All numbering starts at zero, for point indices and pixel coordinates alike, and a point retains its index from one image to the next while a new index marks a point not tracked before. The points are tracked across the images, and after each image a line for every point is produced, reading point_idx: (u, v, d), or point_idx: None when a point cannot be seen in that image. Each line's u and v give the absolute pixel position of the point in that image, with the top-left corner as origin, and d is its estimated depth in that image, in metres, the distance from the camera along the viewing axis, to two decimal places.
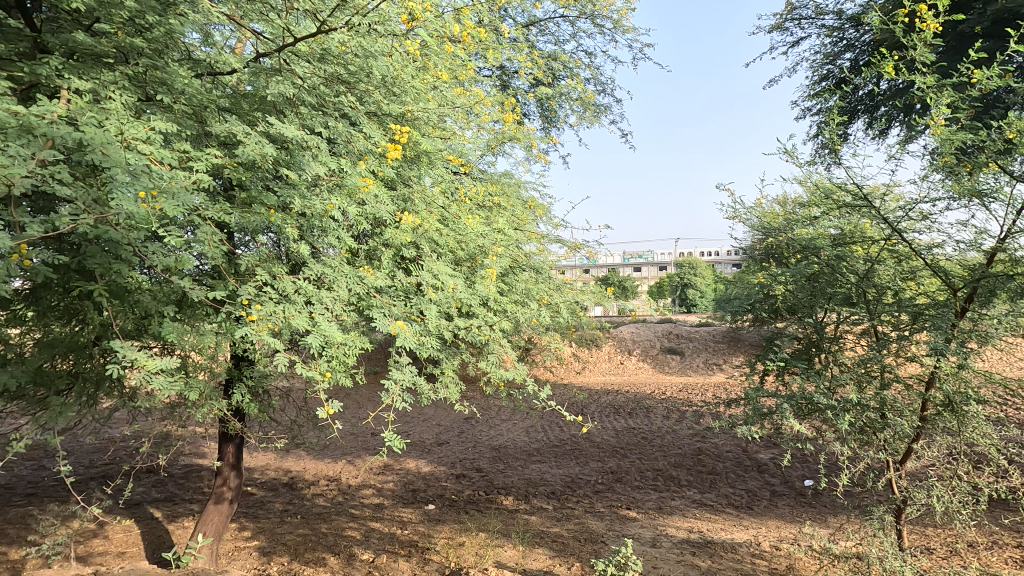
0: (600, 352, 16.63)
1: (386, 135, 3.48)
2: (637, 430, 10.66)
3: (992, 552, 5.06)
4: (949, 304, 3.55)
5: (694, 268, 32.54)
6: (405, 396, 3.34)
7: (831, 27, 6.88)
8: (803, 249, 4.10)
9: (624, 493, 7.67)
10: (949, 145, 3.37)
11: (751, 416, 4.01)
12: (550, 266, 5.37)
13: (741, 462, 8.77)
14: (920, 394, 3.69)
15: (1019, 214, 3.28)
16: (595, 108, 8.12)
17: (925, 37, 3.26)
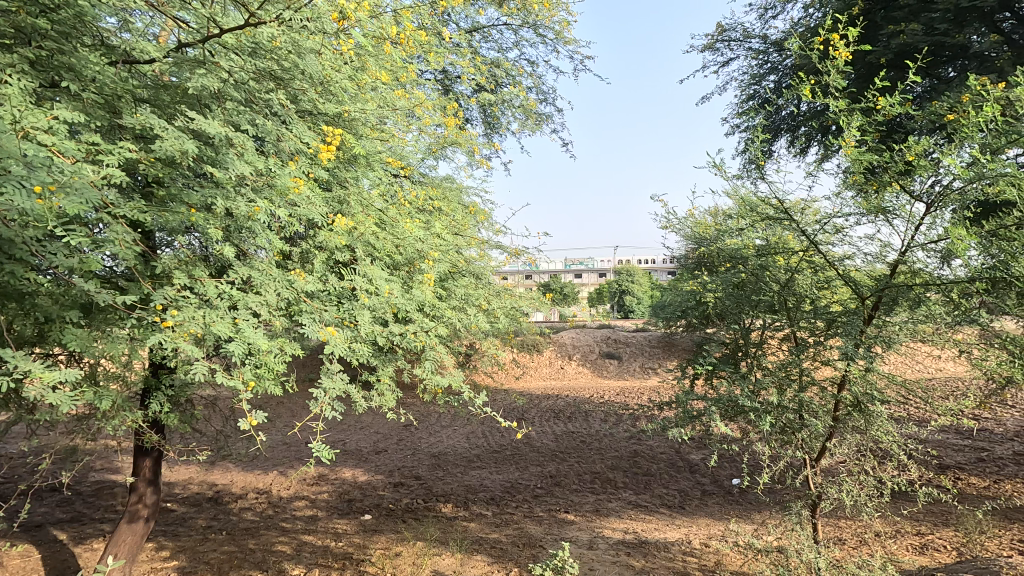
0: (541, 357, 16.80)
1: (320, 135, 3.38)
2: (576, 434, 10.84)
3: (895, 540, 5.50)
4: (858, 312, 3.83)
5: (632, 275, 33.59)
6: (336, 405, 3.24)
7: (757, 50, 7.32)
8: (731, 259, 4.27)
9: (562, 497, 7.75)
10: (858, 166, 3.65)
11: (681, 419, 4.16)
12: (491, 271, 5.35)
13: (674, 463, 9.09)
14: (833, 396, 3.95)
15: (917, 230, 3.60)
16: (537, 116, 8.21)
17: (837, 65, 3.52)
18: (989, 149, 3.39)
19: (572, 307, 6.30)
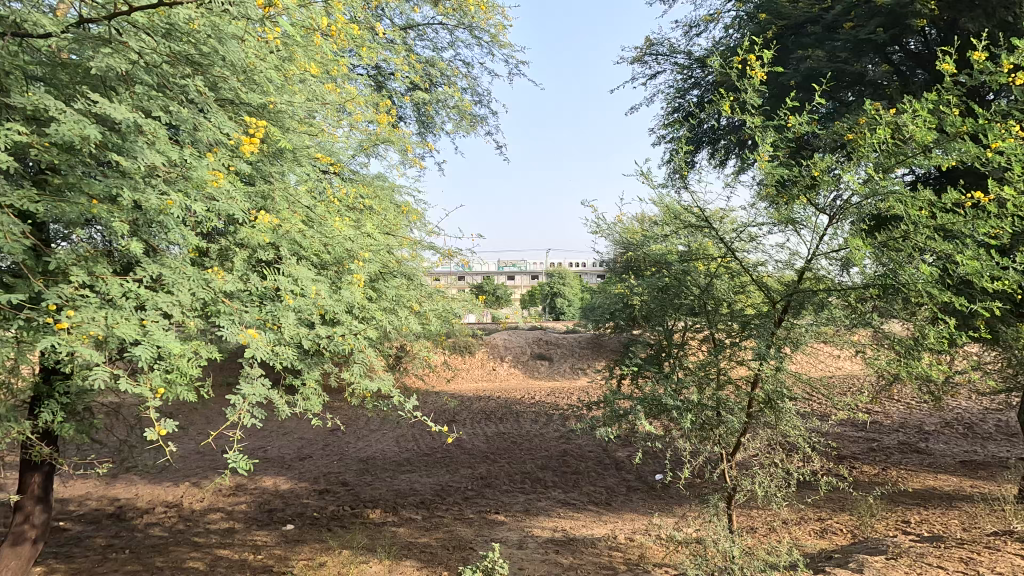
0: (473, 358, 16.77)
1: (241, 126, 3.20)
2: (507, 435, 10.91)
3: (800, 527, 5.94)
4: (770, 315, 4.11)
5: (563, 278, 34.29)
6: (257, 411, 3.07)
7: (682, 65, 7.69)
8: (656, 263, 4.43)
9: (493, 497, 7.78)
10: (772, 179, 3.92)
11: (609, 418, 4.28)
12: (423, 272, 5.27)
13: (601, 460, 9.36)
14: (747, 393, 4.21)
15: (821, 240, 3.91)
16: (472, 118, 8.19)
17: (754, 83, 3.76)
18: (882, 168, 3.74)
19: (505, 309, 6.26)
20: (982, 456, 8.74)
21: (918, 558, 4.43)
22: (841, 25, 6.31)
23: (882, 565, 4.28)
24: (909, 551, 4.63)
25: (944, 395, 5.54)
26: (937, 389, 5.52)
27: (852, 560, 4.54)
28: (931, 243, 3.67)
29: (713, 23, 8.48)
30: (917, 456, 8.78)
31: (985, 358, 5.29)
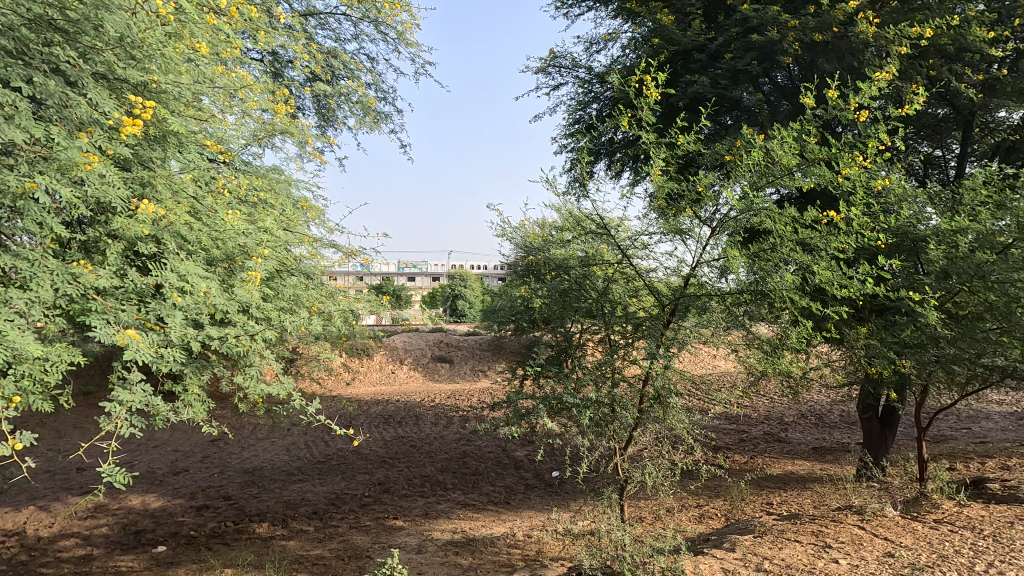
0: (372, 361, 16.26)
1: (119, 105, 2.91)
2: (406, 439, 10.73)
3: (682, 513, 6.45)
4: (659, 317, 4.42)
5: (465, 280, 34.36)
6: (134, 420, 2.80)
7: (583, 79, 8.06)
8: (557, 268, 4.58)
9: (391, 503, 7.62)
10: (663, 191, 4.24)
11: (511, 417, 4.37)
12: (322, 271, 5.05)
13: (500, 460, 9.51)
14: (639, 391, 4.48)
15: (704, 249, 4.28)
16: (376, 114, 7.99)
17: (648, 102, 4.04)
18: (755, 186, 4.19)
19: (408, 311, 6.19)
20: (829, 442, 10.04)
21: (779, 535, 4.99)
22: (722, 55, 6.97)
23: (750, 543, 4.77)
24: (771, 529, 5.20)
25: (801, 389, 6.30)
26: (796, 383, 6.25)
27: (726, 540, 5.01)
28: (793, 256, 4.17)
29: (612, 42, 8.97)
30: (779, 444, 9.88)
31: (834, 356, 6.08)
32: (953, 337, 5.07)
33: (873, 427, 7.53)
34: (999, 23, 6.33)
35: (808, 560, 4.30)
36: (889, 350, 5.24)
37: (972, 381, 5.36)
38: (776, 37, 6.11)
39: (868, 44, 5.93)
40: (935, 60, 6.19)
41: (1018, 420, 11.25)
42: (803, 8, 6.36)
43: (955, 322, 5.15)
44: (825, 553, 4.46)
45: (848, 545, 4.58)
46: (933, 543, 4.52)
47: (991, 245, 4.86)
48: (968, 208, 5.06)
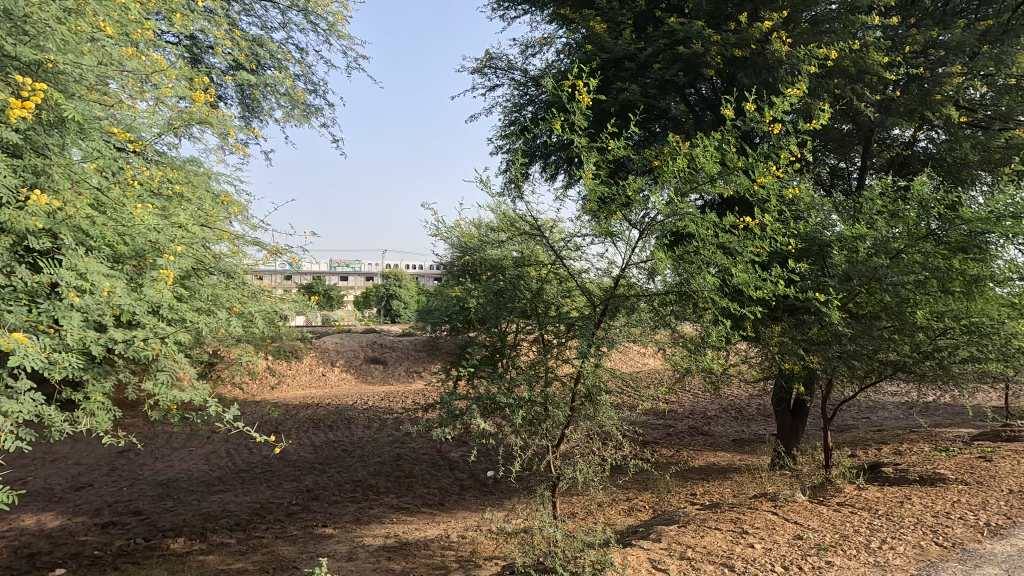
0: (301, 364, 15.64)
1: (8, 86, 2.64)
2: (337, 443, 10.40)
3: (612, 507, 6.65)
4: (590, 317, 4.51)
5: (399, 279, 33.79)
6: (23, 433, 2.54)
7: (519, 82, 8.12)
8: (491, 268, 4.59)
9: (320, 510, 7.35)
10: (595, 195, 4.34)
11: (444, 419, 4.33)
12: (245, 270, 4.78)
13: (435, 462, 9.42)
14: (571, 389, 4.56)
15: (633, 252, 4.44)
16: (304, 107, 7.67)
17: (581, 107, 4.14)
18: (680, 192, 4.38)
19: (338, 311, 5.99)
20: (747, 434, 10.68)
21: (701, 524, 5.25)
22: (651, 65, 7.24)
23: (675, 533, 4.98)
24: (694, 519, 5.46)
25: (721, 384, 6.66)
26: (718, 380, 6.59)
27: (652, 531, 5.20)
28: (715, 259, 4.39)
29: (547, 46, 9.11)
30: (702, 437, 10.39)
31: (751, 353, 6.47)
32: (854, 335, 5.52)
33: (785, 419, 8.07)
34: (894, 49, 6.96)
35: (727, 546, 4.54)
36: (799, 347, 5.64)
37: (870, 375, 5.86)
38: (700, 50, 6.41)
39: (782, 61, 6.36)
40: (840, 80, 6.73)
41: (907, 409, 12.46)
42: (724, 24, 6.72)
43: (856, 321, 5.61)
44: (742, 539, 4.73)
45: (763, 531, 4.88)
46: (836, 524, 4.90)
47: (886, 250, 5.34)
48: (867, 216, 5.54)
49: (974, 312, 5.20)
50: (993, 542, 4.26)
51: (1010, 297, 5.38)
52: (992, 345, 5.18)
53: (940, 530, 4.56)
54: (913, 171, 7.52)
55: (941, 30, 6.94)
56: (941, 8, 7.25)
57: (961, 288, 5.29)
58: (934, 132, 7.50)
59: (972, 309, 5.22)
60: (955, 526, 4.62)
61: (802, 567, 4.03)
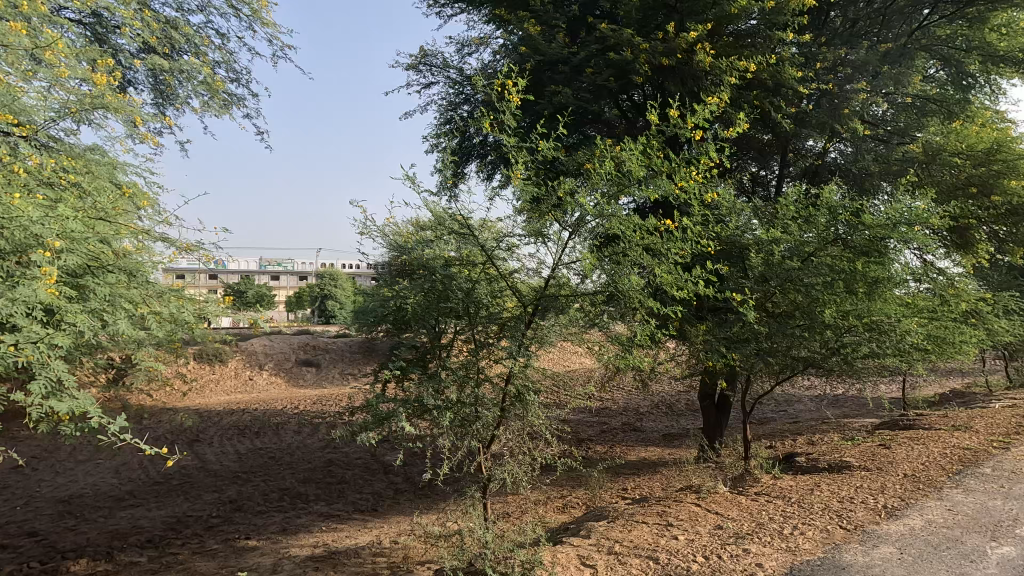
0: (226, 368, 14.82)
1: None
2: (264, 450, 9.92)
3: (546, 505, 6.71)
4: (521, 317, 4.51)
5: (335, 279, 32.78)
6: None
7: (454, 80, 8.06)
8: (421, 268, 4.49)
9: (243, 521, 6.97)
10: (526, 195, 4.35)
11: (371, 422, 4.20)
12: (154, 269, 4.45)
13: (368, 467, 9.18)
14: (501, 390, 4.54)
15: (562, 252, 4.48)
16: (226, 96, 7.25)
17: (510, 106, 4.14)
18: (608, 193, 4.46)
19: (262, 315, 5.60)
20: (676, 429, 11.10)
21: (629, 518, 5.38)
22: (584, 69, 7.37)
23: (604, 528, 5.08)
24: (623, 513, 5.60)
25: (650, 382, 6.87)
26: (646, 377, 6.80)
27: (583, 528, 5.28)
28: (642, 260, 4.51)
29: (483, 46, 9.09)
30: (634, 433, 10.70)
31: (678, 351, 6.72)
32: (770, 333, 5.84)
33: (710, 414, 8.45)
34: (807, 65, 7.42)
35: (652, 539, 4.68)
36: (721, 345, 5.90)
37: (784, 371, 6.22)
38: (629, 57, 6.60)
39: (706, 72, 6.64)
40: (758, 92, 7.11)
41: (820, 401, 13.38)
42: (653, 33, 6.94)
43: (772, 319, 5.93)
44: (667, 531, 4.88)
45: (687, 522, 5.06)
46: (753, 513, 5.16)
47: (798, 254, 5.68)
48: (782, 221, 5.87)
49: (874, 310, 5.56)
50: (889, 523, 4.61)
51: (907, 297, 5.80)
52: (890, 342, 5.64)
53: (844, 514, 4.90)
54: (824, 180, 7.99)
55: (847, 49, 7.47)
56: (848, 29, 7.81)
57: (864, 288, 5.58)
58: (842, 144, 8.06)
59: (872, 308, 5.57)
60: (858, 510, 4.97)
61: (721, 555, 4.20)
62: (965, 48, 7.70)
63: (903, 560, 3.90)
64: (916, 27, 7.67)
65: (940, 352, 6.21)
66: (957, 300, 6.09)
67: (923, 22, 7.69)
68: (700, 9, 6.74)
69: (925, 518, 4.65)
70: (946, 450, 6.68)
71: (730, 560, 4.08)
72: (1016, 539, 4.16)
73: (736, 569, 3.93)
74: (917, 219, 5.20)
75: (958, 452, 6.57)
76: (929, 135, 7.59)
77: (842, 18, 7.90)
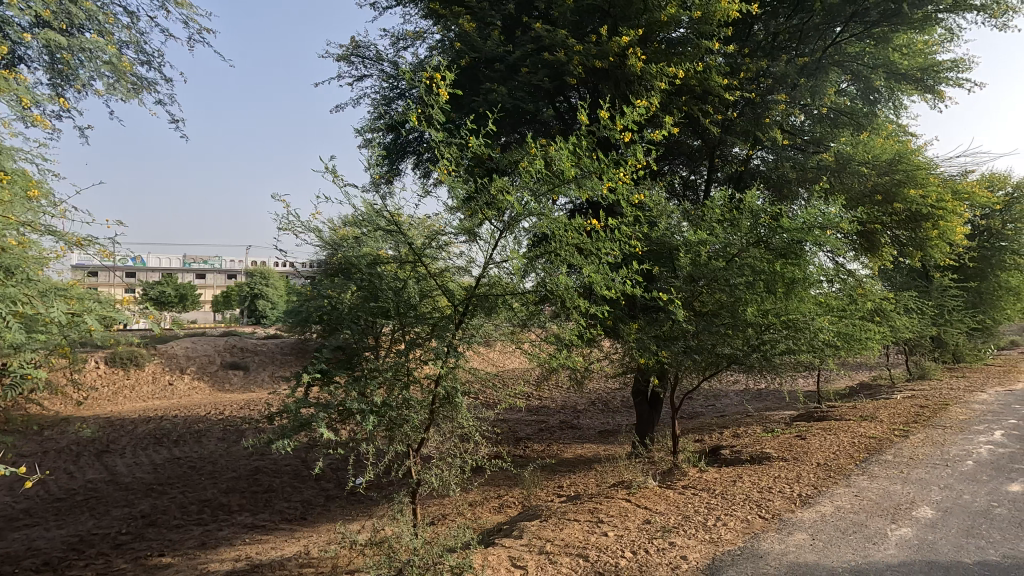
0: (142, 373, 13.80)
1: None
2: (183, 460, 9.30)
3: (481, 506, 6.64)
4: (451, 318, 4.39)
5: (267, 278, 31.36)
6: None
7: (389, 74, 7.85)
8: (345, 266, 4.28)
9: (156, 537, 6.47)
10: (456, 192, 4.26)
11: (290, 429, 3.95)
12: (43, 265, 4.04)
13: (298, 473, 8.79)
14: (430, 391, 4.42)
15: (493, 251, 4.41)
16: (135, 80, 6.69)
17: (440, 100, 4.02)
18: (539, 192, 4.43)
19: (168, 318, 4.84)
20: (612, 425, 11.34)
21: (562, 517, 5.40)
22: (520, 68, 7.37)
23: (536, 528, 5.07)
24: (556, 512, 5.63)
25: (584, 380, 6.95)
26: (581, 376, 6.86)
27: (515, 528, 5.25)
28: (572, 259, 4.52)
29: (418, 40, 8.90)
30: (571, 431, 10.83)
31: (611, 349, 6.83)
32: (697, 330, 6.03)
33: (643, 410, 8.66)
34: (732, 74, 7.73)
35: (583, 537, 4.70)
36: (650, 343, 6.04)
37: (710, 367, 6.44)
38: (564, 58, 6.64)
39: (638, 76, 6.77)
40: (687, 98, 7.33)
41: (746, 396, 14.08)
42: (587, 36, 7.03)
43: (699, 318, 6.11)
44: (597, 528, 4.93)
45: (617, 518, 5.13)
46: (680, 506, 5.31)
47: (724, 254, 5.88)
48: (709, 223, 6.06)
49: (790, 309, 5.85)
50: (802, 510, 4.87)
51: (820, 296, 6.11)
52: (804, 338, 5.94)
53: (763, 503, 5.12)
54: (747, 186, 8.46)
55: (769, 61, 7.82)
56: (769, 42, 8.21)
57: (782, 288, 5.82)
58: (765, 152, 8.48)
59: (788, 307, 5.88)
60: (776, 499, 5.22)
61: (648, 550, 4.27)
62: (872, 65, 8.25)
63: (815, 545, 4.10)
64: (829, 44, 8.14)
65: (849, 347, 6.62)
66: (864, 299, 6.55)
67: (835, 39, 8.16)
68: (632, 14, 6.87)
69: (835, 504, 4.93)
70: (854, 440, 7.15)
71: (656, 554, 4.16)
72: (914, 521, 4.48)
73: (662, 563, 4.00)
74: (829, 223, 5.50)
75: (864, 441, 7.05)
76: (841, 145, 8.06)
77: (764, 32, 8.28)
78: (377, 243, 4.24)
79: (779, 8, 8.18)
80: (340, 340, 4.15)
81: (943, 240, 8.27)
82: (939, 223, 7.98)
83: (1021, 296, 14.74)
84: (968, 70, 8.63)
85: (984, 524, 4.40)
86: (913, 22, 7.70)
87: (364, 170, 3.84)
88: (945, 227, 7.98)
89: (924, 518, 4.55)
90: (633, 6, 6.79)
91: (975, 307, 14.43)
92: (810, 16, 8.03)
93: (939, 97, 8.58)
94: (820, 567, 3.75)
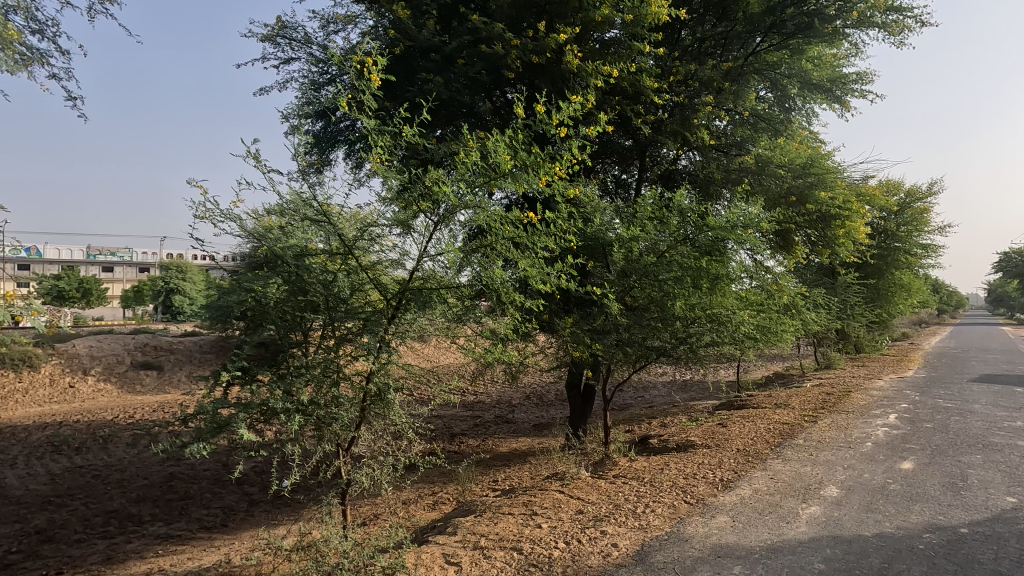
0: (37, 376, 12.52)
1: None
2: (87, 468, 8.55)
3: (415, 505, 6.52)
4: (383, 312, 4.20)
5: (184, 272, 29.43)
6: None
7: (317, 59, 7.54)
8: (268, 260, 4.01)
9: (54, 554, 5.88)
10: (389, 182, 4.12)
11: (204, 431, 3.65)
12: None
13: (219, 478, 8.31)
14: (359, 388, 4.24)
15: (427, 245, 4.29)
16: (23, 52, 5.97)
17: (371, 86, 3.84)
18: (476, 185, 4.35)
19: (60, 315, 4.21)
20: (546, 418, 11.52)
21: (496, 511, 5.39)
22: (455, 60, 7.28)
23: (470, 523, 5.04)
24: (490, 506, 5.61)
25: (519, 374, 6.99)
26: (515, 370, 6.89)
27: (449, 525, 5.20)
28: (507, 254, 4.48)
29: (350, 25, 8.58)
30: (505, 425, 10.90)
31: (546, 344, 6.90)
32: (628, 324, 6.19)
33: (576, 403, 8.84)
34: (663, 76, 7.99)
35: (516, 530, 4.72)
36: (583, 337, 6.16)
37: (639, 360, 6.66)
38: (501, 51, 6.63)
39: (573, 73, 6.85)
40: (620, 98, 7.48)
41: (672, 387, 14.75)
42: (524, 31, 7.06)
43: (630, 311, 6.27)
44: (531, 520, 4.96)
45: (550, 510, 5.19)
46: (611, 495, 5.46)
47: (654, 251, 6.09)
48: (639, 220, 6.20)
49: (714, 303, 6.08)
50: (723, 494, 5.13)
51: (741, 292, 6.38)
52: (727, 331, 6.24)
53: (688, 489, 5.35)
54: (675, 185, 8.88)
55: (696, 66, 8.11)
56: (696, 47, 8.61)
57: (707, 284, 6.01)
58: (692, 153, 8.83)
59: (712, 301, 6.07)
60: (699, 484, 5.48)
61: (580, 539, 4.35)
62: (788, 75, 8.77)
63: (735, 527, 4.33)
64: (750, 52, 8.63)
65: (766, 340, 7.02)
66: (780, 295, 6.97)
67: (755, 48, 8.64)
68: (568, 12, 6.94)
69: (753, 487, 5.23)
70: (770, 426, 7.62)
71: (588, 543, 4.24)
72: (821, 499, 4.83)
73: (593, 551, 4.08)
74: (750, 222, 5.77)
75: (778, 427, 7.52)
76: (759, 149, 8.54)
77: (691, 37, 8.65)
78: (305, 234, 4.03)
79: (705, 15, 8.54)
80: (263, 337, 3.92)
81: (847, 239, 8.97)
82: (844, 223, 8.62)
83: (910, 292, 16.33)
84: (870, 83, 9.34)
85: (881, 499, 4.80)
86: (823, 36, 8.23)
87: (292, 157, 3.63)
88: (850, 227, 8.65)
89: (831, 496, 4.92)
90: (569, 4, 6.87)
91: (873, 302, 15.78)
92: (733, 24, 8.44)
93: (846, 106, 9.23)
94: (740, 547, 3.94)
